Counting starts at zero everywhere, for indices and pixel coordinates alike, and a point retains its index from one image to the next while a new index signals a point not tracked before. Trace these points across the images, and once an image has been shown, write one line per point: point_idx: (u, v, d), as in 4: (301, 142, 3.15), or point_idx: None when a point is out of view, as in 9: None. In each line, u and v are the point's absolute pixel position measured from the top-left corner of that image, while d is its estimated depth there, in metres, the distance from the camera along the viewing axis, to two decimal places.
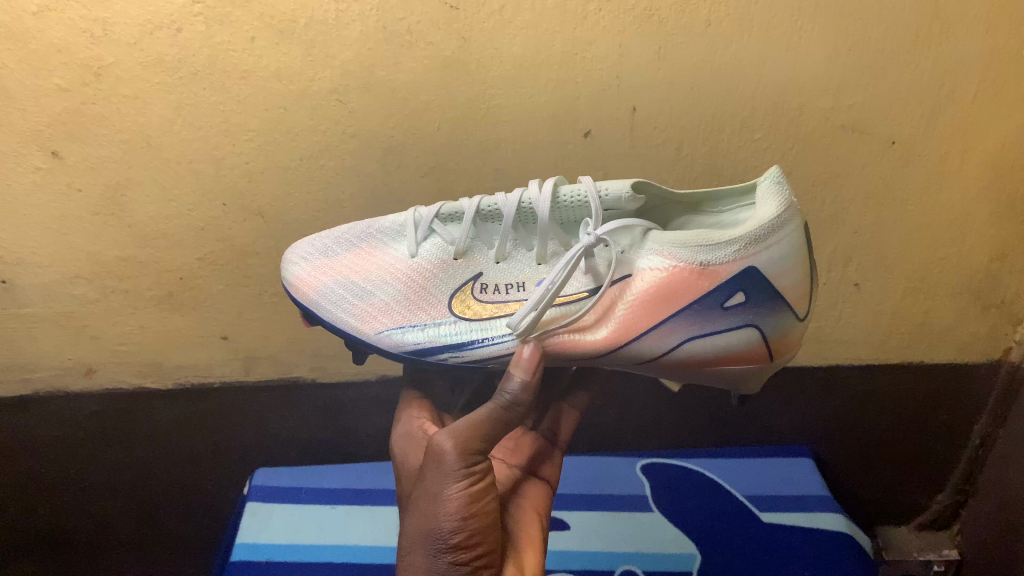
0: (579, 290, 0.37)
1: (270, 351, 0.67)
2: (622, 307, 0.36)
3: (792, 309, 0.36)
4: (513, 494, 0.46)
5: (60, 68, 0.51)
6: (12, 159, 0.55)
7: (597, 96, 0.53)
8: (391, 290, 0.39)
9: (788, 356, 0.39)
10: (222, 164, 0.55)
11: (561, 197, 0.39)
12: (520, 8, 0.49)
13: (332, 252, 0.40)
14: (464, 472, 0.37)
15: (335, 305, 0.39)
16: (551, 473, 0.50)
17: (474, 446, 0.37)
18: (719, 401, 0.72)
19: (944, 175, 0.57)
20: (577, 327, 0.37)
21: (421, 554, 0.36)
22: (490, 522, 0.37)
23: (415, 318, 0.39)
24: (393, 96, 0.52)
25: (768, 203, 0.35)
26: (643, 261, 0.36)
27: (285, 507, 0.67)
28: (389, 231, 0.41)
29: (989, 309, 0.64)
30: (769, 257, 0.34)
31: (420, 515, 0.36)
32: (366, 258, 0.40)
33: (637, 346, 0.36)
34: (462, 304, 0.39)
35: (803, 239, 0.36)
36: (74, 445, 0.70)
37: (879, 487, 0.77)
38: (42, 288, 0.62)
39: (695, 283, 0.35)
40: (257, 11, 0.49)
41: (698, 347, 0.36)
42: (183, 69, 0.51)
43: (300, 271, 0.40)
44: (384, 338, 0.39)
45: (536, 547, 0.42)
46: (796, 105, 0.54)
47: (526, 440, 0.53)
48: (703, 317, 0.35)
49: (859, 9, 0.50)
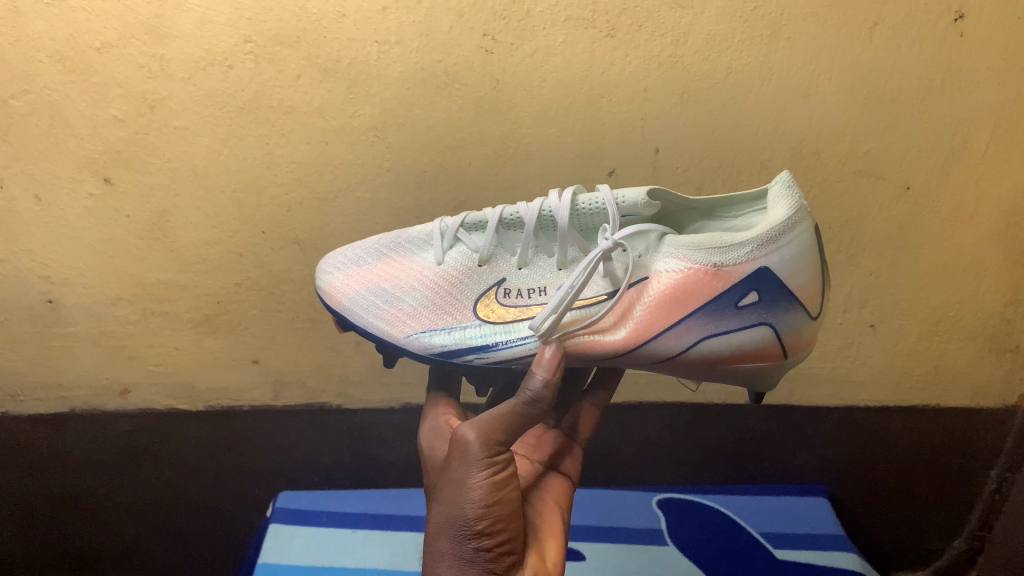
0: (598, 294, 0.39)
1: (299, 375, 0.69)
2: (640, 309, 0.38)
3: (805, 307, 0.37)
4: (535, 486, 0.47)
5: (118, 100, 0.55)
6: (66, 184, 0.58)
7: (622, 137, 0.55)
8: (418, 296, 0.41)
9: (803, 355, 0.40)
10: (263, 195, 0.58)
11: (580, 205, 0.41)
12: (550, 53, 0.52)
13: (363, 261, 0.43)
14: (487, 461, 0.37)
15: (366, 311, 0.41)
16: (571, 468, 0.50)
17: (497, 437, 0.37)
18: (736, 440, 0.73)
19: (959, 220, 0.59)
20: (595, 329, 0.38)
21: (448, 540, 0.36)
22: (513, 510, 0.38)
23: (442, 321, 0.40)
24: (428, 132, 0.55)
25: (779, 207, 0.36)
26: (660, 264, 0.38)
27: (307, 530, 0.69)
28: (416, 240, 0.43)
29: (1004, 353, 0.66)
30: (781, 257, 0.35)
31: (445, 503, 0.37)
32: (395, 266, 0.42)
33: (655, 346, 0.38)
34: (487, 308, 0.41)
35: (814, 240, 0.37)
36: (106, 461, 0.73)
37: (896, 532, 0.77)
38: (85, 309, 0.65)
39: (709, 284, 0.36)
40: (305, 50, 0.52)
41: (714, 346, 0.37)
42: (232, 103, 0.55)
43: (334, 279, 0.43)
44: (412, 341, 0.40)
45: (558, 539, 0.42)
46: (813, 150, 0.56)
47: (547, 437, 0.53)
48: (718, 316, 0.36)
49: (874, 59, 0.53)
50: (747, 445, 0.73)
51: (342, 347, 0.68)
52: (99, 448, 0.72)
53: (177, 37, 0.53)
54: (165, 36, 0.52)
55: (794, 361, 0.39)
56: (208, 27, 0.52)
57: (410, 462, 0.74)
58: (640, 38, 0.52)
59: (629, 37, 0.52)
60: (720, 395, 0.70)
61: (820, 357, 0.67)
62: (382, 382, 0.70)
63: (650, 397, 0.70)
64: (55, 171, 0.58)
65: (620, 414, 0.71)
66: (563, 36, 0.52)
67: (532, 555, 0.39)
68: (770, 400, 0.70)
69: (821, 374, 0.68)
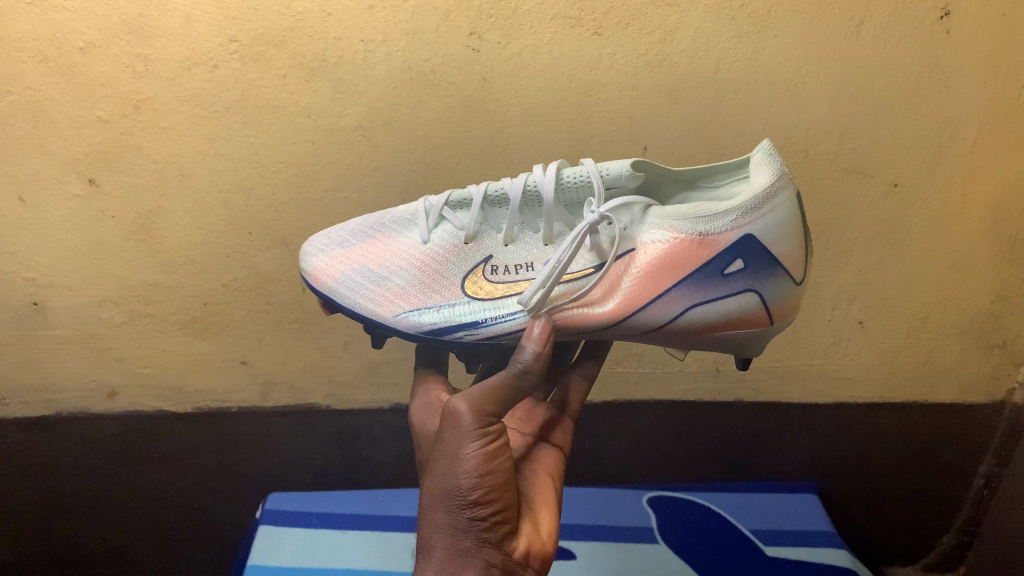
0: (585, 267, 0.39)
1: (288, 376, 0.69)
2: (628, 281, 0.37)
3: (790, 274, 0.37)
4: (525, 458, 0.46)
5: (102, 100, 0.54)
6: (50, 185, 0.58)
7: (610, 136, 0.55)
8: (406, 275, 0.41)
9: (788, 322, 0.40)
10: (250, 195, 0.58)
11: (564, 179, 0.40)
12: (538, 51, 0.52)
13: (347, 243, 0.42)
14: (480, 431, 0.36)
15: (353, 292, 0.40)
16: (561, 439, 0.50)
17: (488, 408, 0.37)
18: (726, 437, 0.73)
19: (946, 217, 0.59)
20: (584, 302, 0.38)
21: (441, 511, 0.36)
22: (506, 480, 0.37)
23: (431, 300, 0.40)
24: (415, 132, 0.55)
25: (762, 172, 0.36)
26: (646, 235, 0.38)
27: (297, 531, 0.68)
28: (401, 220, 0.43)
29: (991, 349, 0.66)
30: (765, 224, 0.36)
31: (437, 475, 0.36)
32: (380, 247, 0.42)
33: (643, 317, 0.37)
34: (475, 285, 0.41)
35: (797, 206, 0.37)
36: (94, 464, 0.72)
37: (885, 527, 0.78)
38: (71, 311, 0.64)
39: (696, 252, 0.36)
40: (291, 50, 0.52)
41: (702, 315, 0.37)
42: (218, 103, 0.54)
43: (318, 262, 0.42)
44: (401, 321, 0.40)
45: (551, 509, 0.42)
46: (800, 148, 0.56)
47: (538, 410, 0.52)
48: (705, 284, 0.36)
49: (861, 55, 0.53)
50: (737, 440, 0.73)
51: (331, 348, 0.67)
52: (87, 451, 0.72)
53: (161, 37, 0.52)
54: (148, 35, 0.52)
55: (779, 328, 0.39)
56: (193, 26, 0.51)
57: (400, 460, 0.74)
58: (627, 36, 0.52)
59: (616, 35, 0.52)
60: (709, 394, 0.70)
61: (809, 354, 0.67)
62: (371, 382, 0.69)
63: (640, 396, 0.70)
64: (39, 172, 0.57)
65: (610, 411, 0.71)
66: (550, 35, 0.52)
67: (526, 525, 0.39)
68: (759, 398, 0.70)
69: (810, 371, 0.68)
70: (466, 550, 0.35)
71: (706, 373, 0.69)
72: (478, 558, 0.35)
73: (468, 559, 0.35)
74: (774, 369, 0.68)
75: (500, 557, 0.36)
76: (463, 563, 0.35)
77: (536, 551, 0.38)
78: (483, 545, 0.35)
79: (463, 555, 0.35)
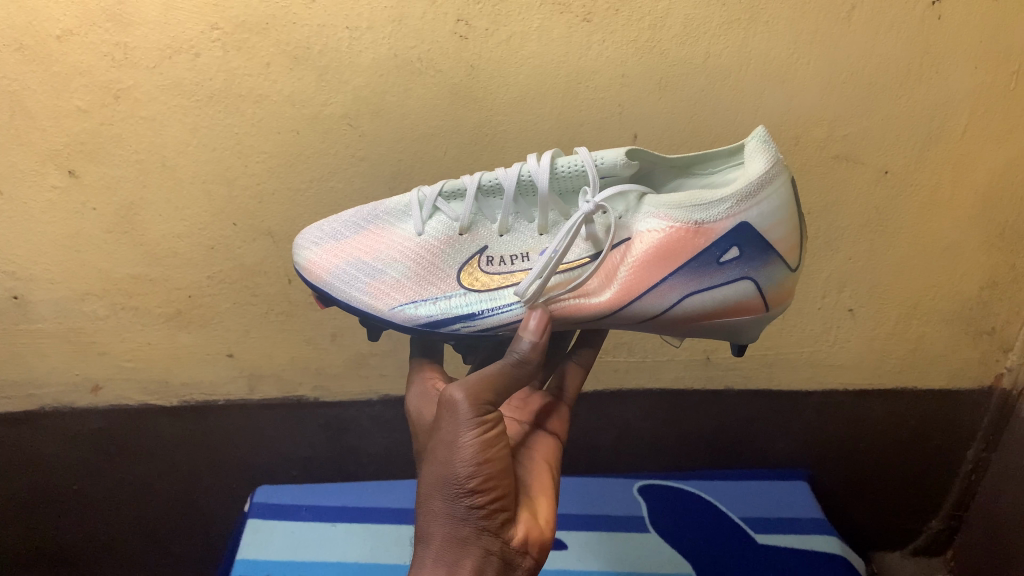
0: (581, 257, 0.38)
1: (275, 368, 0.68)
2: (624, 270, 0.37)
3: (785, 260, 0.37)
4: (522, 445, 0.46)
5: (80, 89, 0.52)
6: (29, 178, 0.56)
7: (599, 124, 0.54)
8: (401, 268, 0.40)
9: (783, 306, 0.40)
10: (234, 185, 0.57)
11: (559, 168, 0.39)
12: (526, 38, 0.51)
13: (340, 235, 0.41)
14: (477, 420, 0.36)
15: (349, 286, 0.40)
16: (557, 426, 0.49)
17: (485, 396, 0.36)
18: (716, 424, 0.73)
19: (937, 205, 0.59)
20: (581, 292, 0.38)
21: (440, 500, 0.35)
22: (503, 467, 0.37)
23: (426, 292, 0.40)
24: (403, 121, 0.54)
25: (756, 160, 0.36)
26: (641, 224, 0.37)
27: (287, 525, 0.68)
28: (394, 212, 0.42)
29: (980, 335, 0.66)
30: (760, 212, 0.35)
31: (435, 464, 0.36)
32: (374, 238, 0.41)
33: (640, 306, 0.37)
34: (471, 277, 0.40)
35: (791, 192, 0.37)
36: (79, 458, 0.72)
37: (874, 511, 0.79)
38: (54, 305, 0.63)
39: (692, 241, 0.36)
40: (274, 38, 0.51)
41: (698, 302, 0.37)
42: (200, 92, 0.53)
43: (311, 254, 0.41)
44: (397, 314, 0.39)
45: (548, 496, 0.41)
46: (792, 135, 0.55)
47: (534, 398, 0.52)
48: (701, 273, 0.36)
49: (854, 40, 0.52)
50: (727, 427, 0.74)
51: (318, 340, 0.67)
52: (71, 444, 0.71)
53: (141, 25, 0.50)
54: (127, 23, 0.50)
55: (774, 314, 0.39)
56: (173, 13, 0.50)
57: (390, 451, 0.74)
58: (616, 22, 0.51)
59: (605, 22, 0.51)
60: (699, 381, 0.70)
61: (799, 341, 0.67)
62: (360, 374, 0.69)
63: (630, 385, 0.70)
64: (17, 164, 0.56)
65: (600, 399, 0.71)
66: (538, 21, 0.50)
67: (524, 513, 0.38)
68: (750, 385, 0.70)
69: (800, 359, 0.68)
70: (465, 538, 0.34)
71: (697, 361, 0.69)
72: (477, 546, 0.34)
73: (467, 547, 0.34)
74: (765, 357, 0.68)
75: (499, 545, 0.35)
76: (462, 551, 0.34)
77: (535, 538, 0.37)
78: (482, 532, 0.35)
79: (462, 543, 0.34)
